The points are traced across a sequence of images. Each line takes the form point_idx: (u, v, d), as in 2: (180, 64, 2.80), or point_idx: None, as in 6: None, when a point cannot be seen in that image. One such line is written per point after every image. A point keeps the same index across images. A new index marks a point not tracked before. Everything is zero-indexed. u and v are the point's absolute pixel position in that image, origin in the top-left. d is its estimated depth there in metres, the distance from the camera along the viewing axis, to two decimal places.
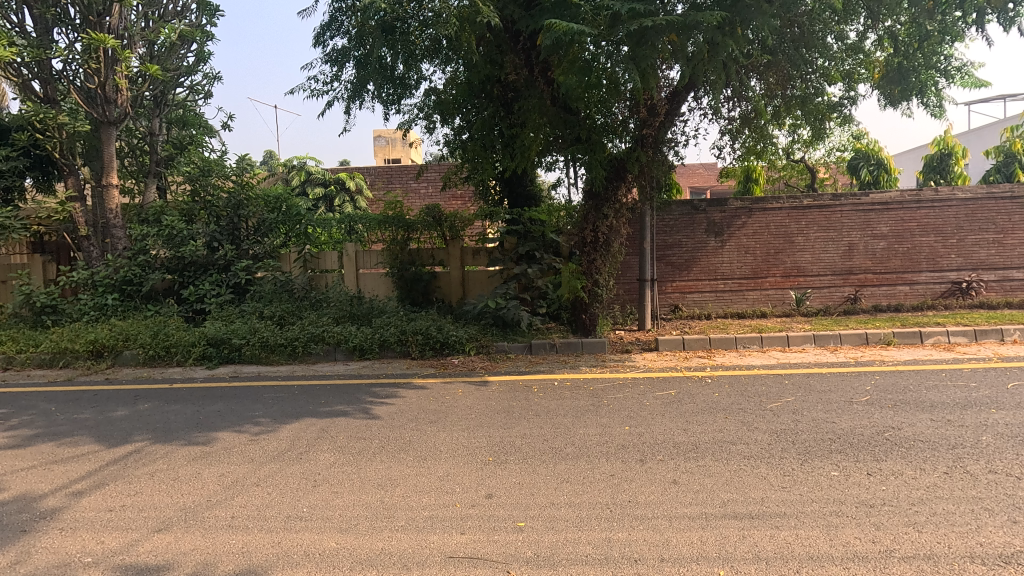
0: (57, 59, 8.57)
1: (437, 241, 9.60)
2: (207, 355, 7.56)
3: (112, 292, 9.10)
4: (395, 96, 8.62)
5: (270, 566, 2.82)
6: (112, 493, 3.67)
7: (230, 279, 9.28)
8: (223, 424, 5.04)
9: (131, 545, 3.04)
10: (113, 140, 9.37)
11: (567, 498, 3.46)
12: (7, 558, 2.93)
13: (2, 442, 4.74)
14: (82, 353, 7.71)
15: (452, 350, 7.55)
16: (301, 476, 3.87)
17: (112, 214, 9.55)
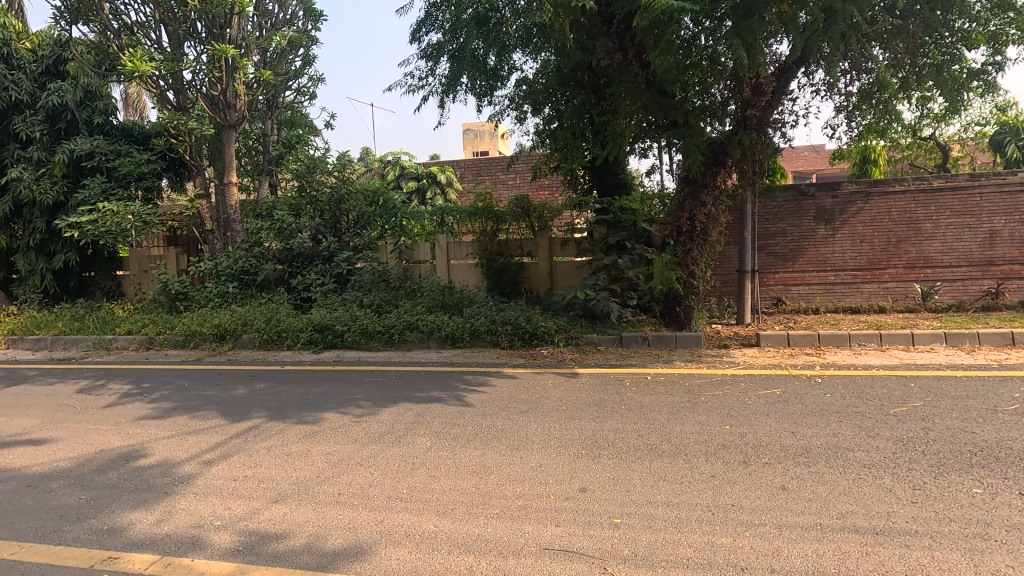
0: (187, 70, 9.49)
1: (526, 231, 9.60)
2: (313, 340, 8.11)
3: (232, 281, 10.01)
4: (488, 88, 8.72)
5: (375, 543, 2.96)
6: (236, 464, 4.03)
7: (333, 270, 9.87)
8: (328, 405, 5.39)
9: (254, 513, 3.31)
10: (232, 141, 10.23)
11: (665, 497, 3.34)
12: (154, 516, 3.31)
13: (146, 413, 5.38)
14: (209, 336, 8.56)
15: (541, 341, 7.56)
16: (400, 458, 4.03)
17: (232, 210, 10.44)
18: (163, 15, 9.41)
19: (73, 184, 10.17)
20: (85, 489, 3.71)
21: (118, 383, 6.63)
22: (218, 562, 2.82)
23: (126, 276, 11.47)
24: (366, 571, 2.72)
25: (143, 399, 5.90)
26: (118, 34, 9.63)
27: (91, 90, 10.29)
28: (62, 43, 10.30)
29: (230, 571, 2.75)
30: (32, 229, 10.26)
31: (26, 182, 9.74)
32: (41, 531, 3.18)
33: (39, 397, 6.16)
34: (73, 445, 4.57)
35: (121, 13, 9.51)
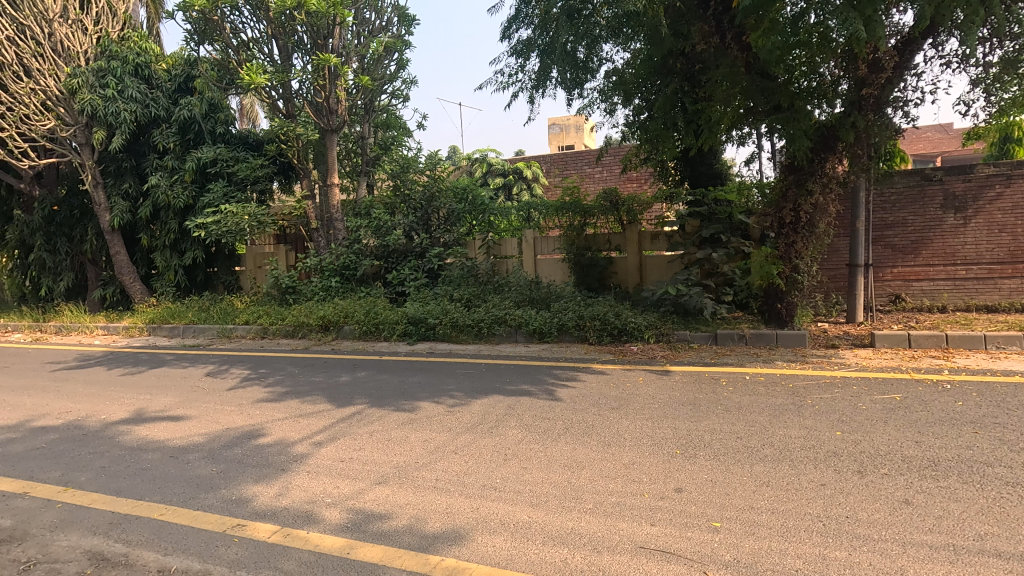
0: (295, 80, 10.21)
1: (614, 225, 9.47)
2: (407, 332, 8.50)
3: (335, 276, 10.68)
4: (577, 81, 8.65)
5: (472, 529, 3.06)
6: (343, 446, 4.33)
7: (425, 265, 10.28)
8: (423, 394, 5.62)
9: (360, 493, 3.54)
10: (334, 145, 10.88)
11: (768, 504, 3.16)
12: (274, 490, 3.63)
13: (264, 396, 5.91)
14: (315, 326, 9.21)
15: (630, 337, 7.41)
16: (493, 449, 4.12)
17: (334, 209, 11.12)
18: (274, 30, 10.19)
19: (200, 188, 11.33)
20: (216, 462, 4.14)
21: (240, 368, 7.34)
22: (331, 537, 3.04)
23: (243, 271, 12.63)
24: (464, 555, 2.81)
25: (261, 383, 6.49)
26: (237, 50, 10.53)
27: (214, 103, 11.39)
28: (190, 62, 11.50)
29: (341, 545, 2.95)
30: (167, 230, 11.58)
31: (163, 187, 10.99)
32: (182, 497, 3.59)
33: (176, 378, 6.97)
34: (205, 423, 5.12)
35: (239, 31, 10.41)
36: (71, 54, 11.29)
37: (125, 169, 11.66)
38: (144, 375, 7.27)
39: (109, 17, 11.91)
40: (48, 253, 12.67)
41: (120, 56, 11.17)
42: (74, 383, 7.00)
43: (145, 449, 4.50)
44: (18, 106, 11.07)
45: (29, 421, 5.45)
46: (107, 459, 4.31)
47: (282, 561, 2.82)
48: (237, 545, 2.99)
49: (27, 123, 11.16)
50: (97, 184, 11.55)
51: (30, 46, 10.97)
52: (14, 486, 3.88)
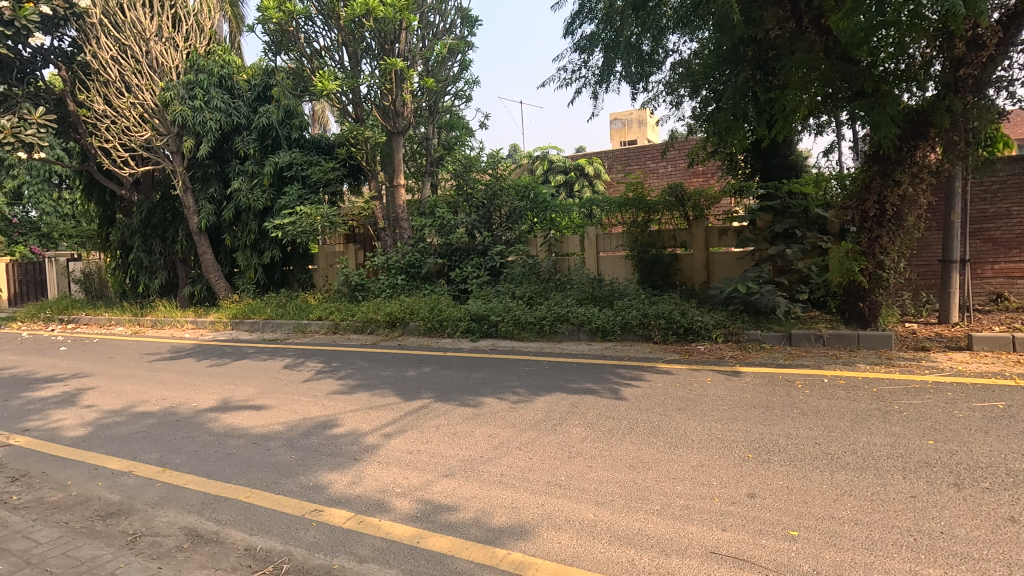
0: (364, 85, 10.59)
1: (680, 221, 9.21)
2: (471, 329, 8.63)
3: (401, 274, 11.01)
4: (642, 74, 8.48)
5: (537, 525, 3.07)
6: (411, 439, 4.46)
7: (488, 263, 10.42)
8: (486, 390, 5.71)
9: (428, 484, 3.64)
10: (400, 146, 11.19)
11: (851, 514, 2.98)
12: (347, 478, 3.80)
13: (337, 388, 6.20)
14: (382, 323, 9.54)
15: (697, 336, 7.17)
16: (557, 446, 4.12)
17: (401, 209, 11.44)
18: (344, 38, 10.61)
19: (277, 191, 11.99)
20: (294, 450, 4.38)
21: (314, 362, 7.72)
22: (402, 525, 3.15)
23: (316, 270, 13.26)
24: (530, 550, 2.84)
25: (334, 376, 6.80)
26: (311, 58, 11.00)
27: (289, 110, 12.03)
28: (268, 72, 12.18)
29: (411, 534, 3.05)
30: (248, 231, 12.34)
31: (244, 191, 11.72)
32: (265, 481, 3.83)
33: (257, 370, 7.42)
34: (284, 412, 5.42)
35: (312, 40, 10.90)
36: (165, 69, 12.30)
37: (211, 175, 12.52)
38: (228, 367, 7.80)
39: (197, 33, 12.84)
40: (144, 253, 13.91)
41: (207, 69, 12.01)
42: (168, 373, 7.61)
43: (231, 436, 4.83)
44: (120, 119, 12.14)
45: (131, 407, 5.97)
46: (199, 444, 4.66)
47: (356, 546, 2.95)
48: (314, 529, 3.16)
49: (128, 134, 12.22)
50: (187, 189, 12.47)
51: (130, 63, 12.00)
52: (120, 465, 4.27)
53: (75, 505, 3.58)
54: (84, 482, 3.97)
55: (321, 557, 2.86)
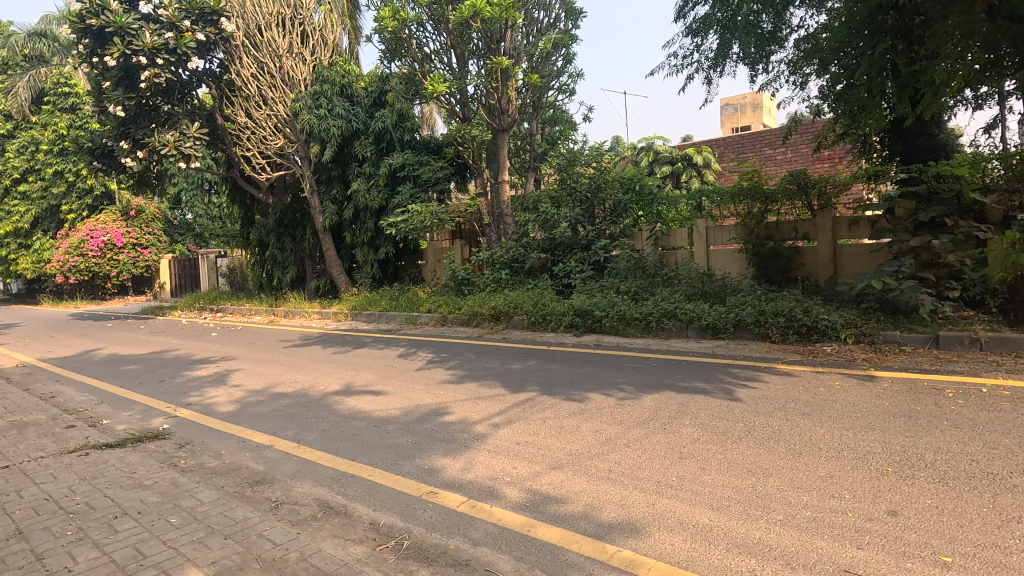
0: (471, 85, 10.90)
1: (802, 211, 8.53)
2: (574, 324, 8.62)
3: (505, 269, 11.22)
4: (762, 54, 7.94)
5: (648, 524, 3.00)
6: (518, 430, 4.55)
7: (592, 257, 10.31)
8: (592, 386, 5.67)
9: (537, 475, 3.69)
10: (505, 143, 11.37)
11: (1020, 545, 2.58)
12: (460, 464, 3.97)
13: (447, 378, 6.49)
14: (487, 316, 9.82)
15: (822, 336, 6.60)
16: (667, 446, 4.00)
17: (505, 206, 11.62)
18: (453, 41, 11.01)
19: (391, 191, 12.74)
20: (410, 434, 4.65)
21: (425, 352, 8.13)
22: (512, 513, 3.23)
23: (426, 265, 13.91)
24: (642, 548, 2.79)
25: (444, 366, 7.12)
26: (423, 62, 11.46)
27: (402, 113, 12.85)
28: (383, 79, 12.98)
29: (522, 522, 3.11)
30: (365, 229, 13.25)
31: (362, 191, 12.58)
32: (385, 462, 4.11)
33: (375, 358, 7.97)
34: (400, 398, 5.78)
35: (423, 45, 11.40)
36: (294, 81, 13.51)
37: (334, 177, 13.57)
38: (350, 354, 8.45)
39: (322, 47, 13.96)
40: (278, 250, 15.47)
41: (330, 80, 13.07)
42: (299, 358, 8.40)
43: (354, 418, 5.23)
44: (258, 130, 13.54)
45: (270, 387, 6.69)
46: (327, 423, 5.10)
47: (470, 529, 3.07)
48: (431, 509, 3.33)
49: (264, 143, 13.60)
50: (314, 191, 13.66)
51: (267, 79, 13.32)
52: (263, 439, 4.79)
53: (229, 472, 4.08)
54: (235, 452, 4.50)
55: (438, 537, 3.01)
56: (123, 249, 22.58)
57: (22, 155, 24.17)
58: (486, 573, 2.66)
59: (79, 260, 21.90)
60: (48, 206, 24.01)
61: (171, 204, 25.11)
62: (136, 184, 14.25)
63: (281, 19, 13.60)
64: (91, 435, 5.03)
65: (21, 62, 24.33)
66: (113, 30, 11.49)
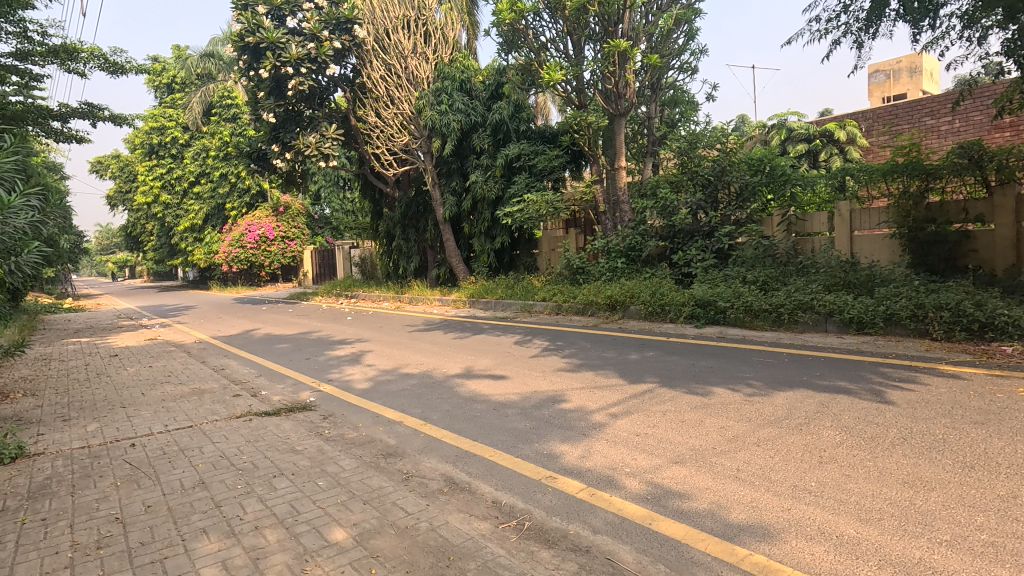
0: (588, 71, 10.71)
1: (974, 189, 7.39)
2: (695, 315, 8.23)
3: (621, 257, 10.98)
4: (928, 9, 6.91)
5: (783, 530, 2.79)
6: (637, 421, 4.45)
7: (714, 245, 9.75)
8: (717, 380, 5.37)
9: (658, 469, 3.58)
10: (622, 129, 11.03)
11: None
12: (578, 451, 3.97)
13: (563, 365, 6.53)
14: (603, 305, 9.70)
15: (999, 335, 5.68)
16: (804, 448, 3.68)
17: (621, 192, 11.31)
18: (569, 27, 10.91)
19: (507, 181, 13.02)
20: (528, 419, 4.75)
21: (541, 340, 8.23)
22: (633, 504, 3.17)
23: (540, 253, 14.03)
24: (776, 554, 2.60)
25: (559, 354, 7.16)
26: (539, 52, 11.50)
27: (519, 104, 13.07)
28: (500, 71, 13.27)
29: (643, 514, 3.05)
30: (482, 219, 13.68)
31: (480, 182, 12.96)
32: (505, 444, 4.24)
33: (492, 344, 8.21)
34: (518, 384, 5.92)
35: (540, 34, 11.45)
36: (418, 80, 14.27)
37: (454, 170, 14.15)
38: (469, 340, 8.80)
39: (443, 45, 14.57)
40: (403, 241, 16.59)
41: (451, 76, 13.59)
42: (423, 342, 8.93)
43: (475, 400, 5.45)
44: (386, 128, 14.47)
45: (399, 368, 7.19)
46: (450, 404, 5.37)
47: (590, 517, 3.06)
48: (551, 494, 3.38)
49: (392, 140, 14.54)
50: (435, 184, 14.37)
51: (394, 80, 14.19)
52: (394, 415, 5.16)
53: (366, 444, 4.45)
54: (370, 426, 4.90)
55: (558, 521, 3.05)
56: (274, 242, 25.47)
57: (197, 161, 28.06)
58: (607, 561, 2.65)
59: (239, 251, 25.10)
60: (215, 205, 27.68)
61: (312, 201, 27.90)
62: (284, 183, 15.87)
63: (406, 22, 14.35)
64: (253, 403, 5.76)
65: (195, 80, 28.00)
66: (266, 45, 12.85)
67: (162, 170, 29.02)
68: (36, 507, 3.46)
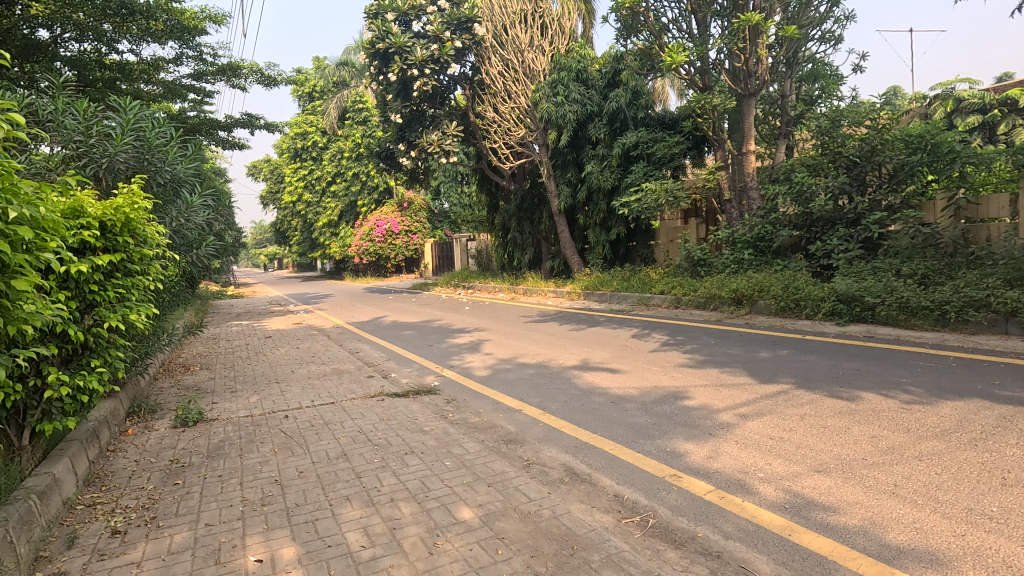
0: (714, 50, 10.05)
1: None
2: (837, 311, 7.45)
3: (748, 248, 10.27)
4: None
5: (956, 558, 2.43)
6: (771, 424, 4.13)
7: (861, 234, 8.75)
8: (866, 384, 4.82)
9: (797, 476, 3.30)
10: (752, 109, 10.27)
11: None
12: (705, 451, 3.78)
13: (684, 361, 6.26)
14: (727, 299, 9.13)
15: None
16: (980, 467, 3.18)
17: (750, 177, 10.53)
18: (694, 5, 10.33)
19: (624, 170, 12.71)
20: (649, 415, 4.61)
21: (660, 334, 7.95)
22: (768, 512, 2.95)
23: (658, 245, 13.54)
24: None
25: (680, 349, 6.87)
26: (659, 34, 11.00)
27: (637, 91, 12.69)
28: (618, 58, 12.98)
29: (781, 524, 2.83)
30: (598, 210, 13.49)
31: (596, 173, 12.79)
32: (626, 438, 4.15)
33: (608, 337, 8.09)
34: (637, 378, 5.77)
35: (661, 15, 10.96)
36: (535, 73, 14.35)
37: (569, 161, 14.14)
38: (585, 332, 8.75)
39: (560, 36, 14.52)
40: (518, 233, 16.89)
41: (567, 66, 13.54)
42: (539, 333, 9.05)
43: (593, 393, 5.40)
44: (503, 122, 14.78)
45: (516, 357, 7.35)
46: (568, 395, 5.38)
47: (721, 521, 2.90)
48: (676, 493, 3.26)
49: (509, 134, 14.81)
50: (550, 176, 14.43)
51: (512, 74, 14.42)
52: (513, 403, 5.28)
53: (488, 429, 4.60)
54: (491, 412, 5.06)
55: (685, 521, 2.93)
56: (399, 235, 27.25)
57: (333, 162, 30.76)
58: (742, 569, 2.49)
59: (369, 245, 27.14)
60: (349, 202, 30.18)
61: (433, 196, 29.40)
62: (409, 180, 16.86)
63: (523, 16, 14.48)
64: (385, 385, 6.21)
65: (332, 87, 30.62)
66: (394, 50, 13.67)
67: (305, 172, 32.23)
68: (214, 464, 4.02)
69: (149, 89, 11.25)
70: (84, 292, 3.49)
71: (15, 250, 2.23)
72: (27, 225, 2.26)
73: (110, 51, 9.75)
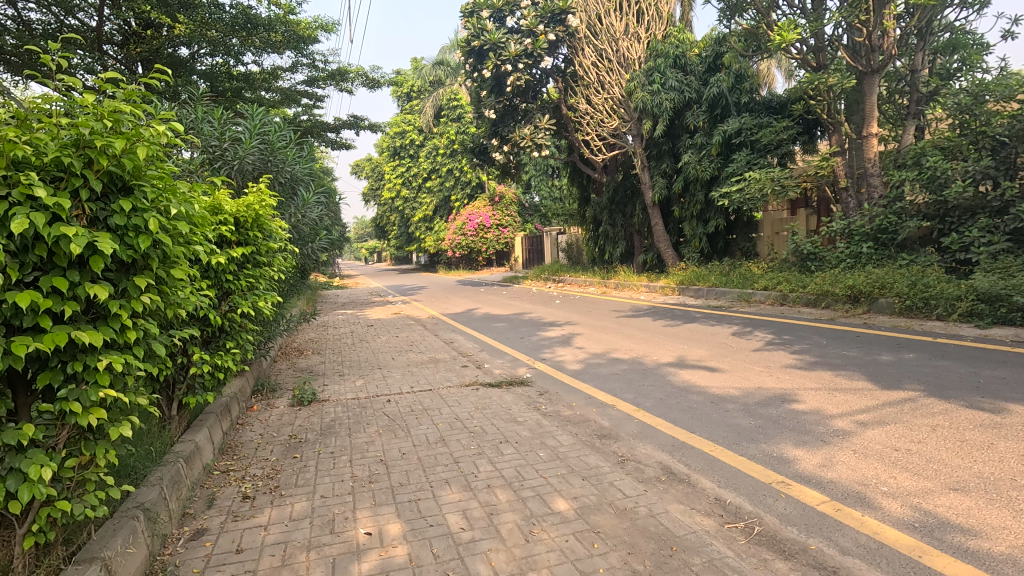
0: (831, 24, 9.22)
1: None
2: (977, 312, 6.62)
3: (868, 241, 9.41)
4: None
5: None
6: (895, 434, 3.76)
7: (1008, 224, 7.69)
8: (1015, 395, 4.23)
9: (927, 493, 2.98)
10: (875, 88, 9.32)
11: None
12: (817, 459, 3.52)
13: (792, 362, 5.85)
14: (841, 296, 8.40)
15: None
16: None
17: (871, 163, 9.60)
18: None
19: (724, 159, 12.08)
20: (753, 417, 4.37)
21: (763, 332, 7.49)
22: (892, 529, 2.70)
23: (761, 238, 12.85)
24: None
25: (788, 349, 6.43)
26: (767, 12, 10.29)
27: (740, 74, 11.99)
28: (720, 40, 12.36)
29: (908, 543, 2.58)
30: (695, 201, 12.92)
31: (693, 163, 12.27)
32: (727, 440, 3.97)
33: (706, 334, 7.75)
34: (739, 378, 5.49)
35: None
36: (629, 61, 14.00)
37: (665, 152, 13.67)
38: (681, 328, 8.45)
39: (657, 21, 14.00)
40: (610, 226, 16.60)
41: (664, 53, 13.07)
42: (632, 328, 8.86)
43: (690, 391, 5.21)
44: (596, 113, 14.53)
45: (609, 352, 7.26)
46: (664, 393, 5.22)
47: (837, 535, 2.69)
48: (785, 501, 3.06)
49: (602, 125, 14.56)
50: (644, 167, 14.03)
51: (605, 64, 14.14)
52: (607, 398, 5.22)
53: (581, 422, 4.59)
54: (584, 406, 5.05)
55: (795, 532, 2.75)
56: (491, 229, 27.81)
57: (429, 159, 31.94)
58: None
59: (462, 238, 27.96)
60: (443, 197, 31.25)
61: (524, 190, 29.67)
62: (501, 175, 17.13)
63: (618, 3, 14.15)
64: (479, 374, 6.39)
65: (428, 86, 31.72)
66: (489, 47, 13.90)
67: (403, 169, 33.78)
68: (327, 441, 4.36)
69: (269, 97, 12.33)
70: (222, 281, 3.90)
71: (175, 242, 2.54)
72: (184, 221, 2.57)
73: (237, 62, 10.75)
